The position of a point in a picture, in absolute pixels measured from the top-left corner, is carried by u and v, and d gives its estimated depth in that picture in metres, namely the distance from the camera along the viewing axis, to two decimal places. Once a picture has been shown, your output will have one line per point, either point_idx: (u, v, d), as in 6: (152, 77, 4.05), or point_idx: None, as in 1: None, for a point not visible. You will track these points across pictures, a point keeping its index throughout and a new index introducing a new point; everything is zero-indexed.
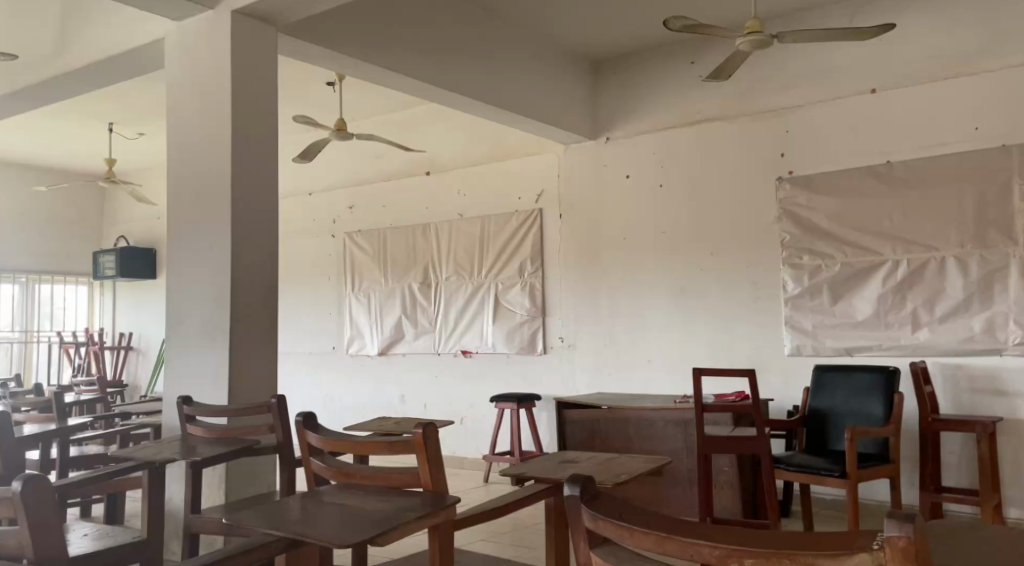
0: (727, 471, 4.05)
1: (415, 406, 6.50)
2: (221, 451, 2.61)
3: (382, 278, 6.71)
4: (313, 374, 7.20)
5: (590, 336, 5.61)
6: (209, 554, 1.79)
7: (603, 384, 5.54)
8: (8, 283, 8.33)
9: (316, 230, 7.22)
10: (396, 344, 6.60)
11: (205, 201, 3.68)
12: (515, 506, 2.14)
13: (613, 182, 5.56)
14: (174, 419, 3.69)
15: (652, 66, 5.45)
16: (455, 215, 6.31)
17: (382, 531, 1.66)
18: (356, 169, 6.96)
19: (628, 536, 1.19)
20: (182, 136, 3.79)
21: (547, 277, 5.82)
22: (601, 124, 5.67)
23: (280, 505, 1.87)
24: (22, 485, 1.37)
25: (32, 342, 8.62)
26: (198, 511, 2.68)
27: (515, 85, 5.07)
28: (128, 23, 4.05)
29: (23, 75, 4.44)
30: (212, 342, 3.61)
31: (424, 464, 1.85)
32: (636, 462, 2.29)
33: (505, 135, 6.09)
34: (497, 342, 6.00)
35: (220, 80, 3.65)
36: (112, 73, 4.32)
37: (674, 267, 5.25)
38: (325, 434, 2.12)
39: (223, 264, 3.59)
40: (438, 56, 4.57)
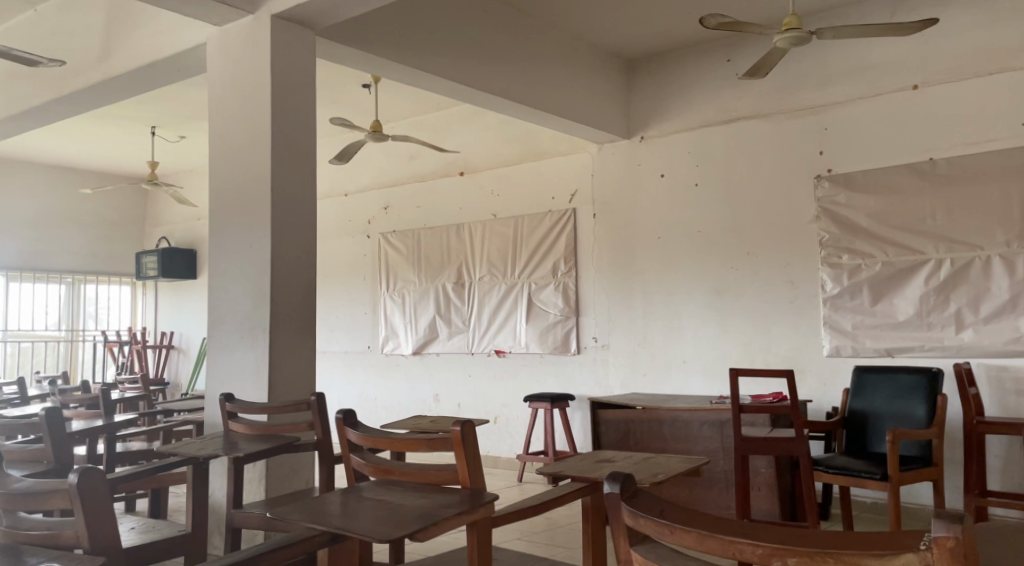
0: (764, 471, 4.01)
1: (449, 405, 6.53)
2: (262, 447, 2.65)
3: (416, 278, 6.77)
4: (349, 373, 7.27)
5: (623, 336, 5.59)
6: (252, 548, 1.82)
7: (637, 385, 5.52)
8: (55, 283, 8.55)
9: (352, 230, 7.30)
10: (430, 343, 6.64)
11: (246, 202, 3.74)
12: (551, 504, 2.14)
13: (647, 182, 5.54)
14: (215, 416, 3.76)
15: (688, 65, 5.42)
16: (488, 215, 6.33)
17: (422, 527, 1.67)
18: (391, 171, 7.02)
19: (669, 533, 1.19)
20: (222, 139, 3.86)
21: (580, 278, 5.82)
22: (635, 124, 5.65)
23: (321, 501, 1.90)
24: (77, 478, 1.36)
25: (78, 341, 8.81)
26: (240, 506, 2.73)
27: (550, 85, 5.07)
28: (170, 29, 4.14)
29: (69, 80, 4.56)
30: (253, 341, 3.67)
31: (463, 461, 1.87)
32: (674, 462, 2.27)
33: (539, 135, 6.10)
34: (530, 341, 6.01)
35: (260, 83, 3.71)
36: (155, 77, 4.41)
37: (710, 267, 5.21)
38: (365, 431, 2.15)
39: (263, 264, 3.65)
40: (473, 57, 4.59)
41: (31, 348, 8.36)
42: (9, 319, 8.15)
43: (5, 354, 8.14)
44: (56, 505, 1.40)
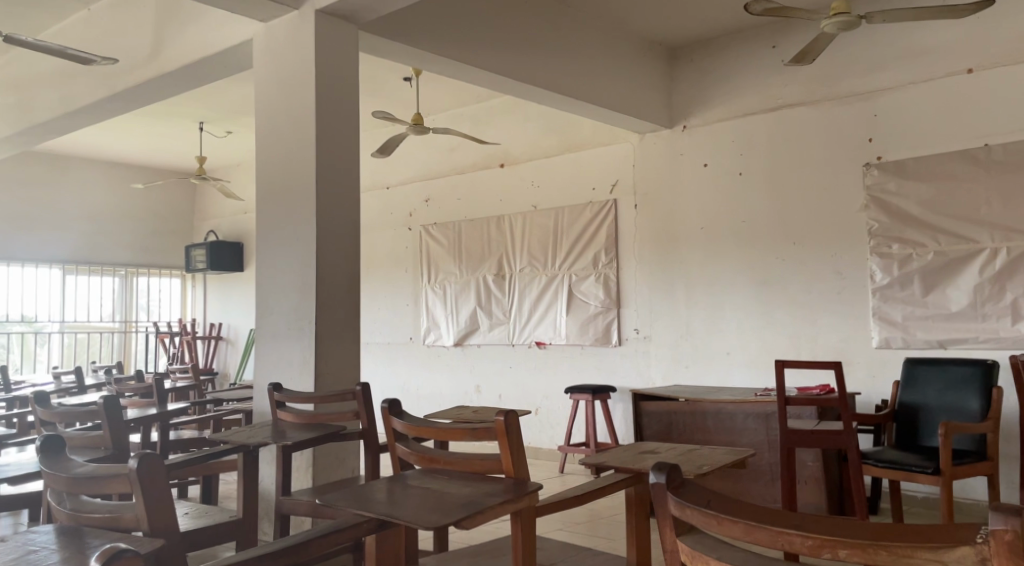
0: (810, 465, 3.96)
1: (491, 396, 6.57)
2: (310, 436, 2.70)
3: (457, 269, 6.80)
4: (391, 364, 7.35)
5: (665, 327, 5.55)
6: (301, 535, 1.86)
7: (679, 376, 5.48)
8: (109, 276, 8.81)
9: (394, 223, 7.36)
10: (472, 334, 6.68)
11: (291, 194, 3.80)
12: (596, 494, 2.14)
13: (690, 171, 5.48)
14: (263, 405, 3.84)
15: (732, 53, 5.34)
16: (529, 207, 6.33)
17: (467, 515, 1.69)
18: (433, 163, 7.06)
19: (716, 524, 1.19)
20: (268, 133, 3.92)
21: (621, 268, 5.79)
22: (678, 113, 5.59)
23: (367, 489, 1.93)
24: (137, 463, 1.38)
25: (131, 331, 9.07)
26: (289, 493, 2.78)
27: (591, 75, 5.05)
28: (218, 26, 4.21)
29: (122, 77, 4.67)
30: (299, 332, 3.73)
31: (506, 450, 1.88)
32: (720, 454, 2.25)
33: (579, 125, 6.07)
34: (571, 333, 6.01)
35: (305, 77, 3.76)
36: (204, 73, 4.50)
37: (754, 257, 5.14)
38: (410, 420, 2.17)
39: (309, 256, 3.71)
40: (513, 47, 4.59)
41: (86, 339, 8.63)
42: (67, 310, 8.43)
43: (62, 345, 8.42)
44: (117, 489, 1.43)
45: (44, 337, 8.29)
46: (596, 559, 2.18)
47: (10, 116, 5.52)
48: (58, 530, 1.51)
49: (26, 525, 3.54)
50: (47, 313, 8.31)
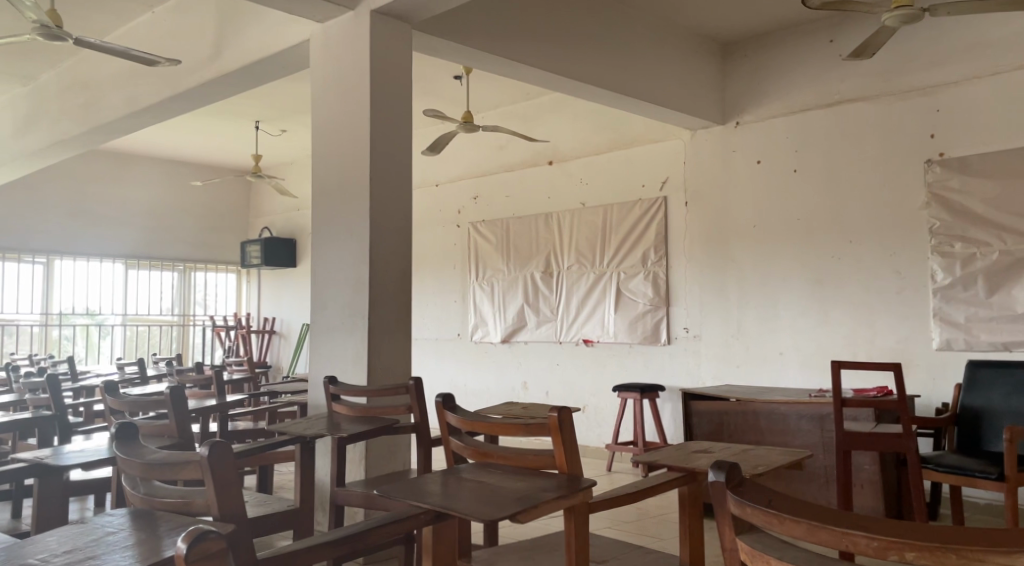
0: (867, 468, 3.87)
1: (539, 393, 6.57)
2: (364, 429, 2.74)
3: (505, 267, 6.82)
4: (440, 360, 7.41)
5: (716, 327, 5.49)
6: (357, 526, 1.89)
7: (730, 375, 5.42)
8: (168, 271, 9.08)
9: (443, 220, 7.42)
10: (519, 331, 6.70)
11: (346, 192, 3.86)
12: (649, 492, 2.14)
13: (743, 168, 5.40)
14: (318, 397, 3.91)
15: (788, 47, 5.25)
16: (577, 204, 6.31)
17: (522, 509, 1.70)
18: (482, 161, 7.09)
19: (777, 524, 1.17)
20: (324, 131, 3.99)
21: (671, 267, 5.74)
22: (731, 109, 5.51)
23: (422, 481, 1.95)
24: (208, 450, 1.42)
25: (189, 325, 9.35)
26: (344, 485, 2.83)
27: (642, 72, 5.01)
28: (276, 26, 4.30)
29: (184, 77, 4.80)
30: (352, 327, 3.79)
31: (560, 446, 1.88)
32: (776, 454, 2.23)
33: (630, 122, 6.03)
34: (619, 331, 5.99)
35: (360, 76, 3.82)
36: (262, 74, 4.60)
37: (809, 256, 5.05)
38: (463, 414, 2.20)
39: (362, 252, 3.77)
40: (565, 44, 4.58)
41: (147, 332, 8.93)
42: (128, 303, 8.75)
43: (124, 337, 8.73)
44: (187, 475, 1.47)
45: (106, 330, 8.63)
46: (649, 557, 2.17)
47: (77, 116, 5.74)
48: (132, 513, 1.56)
49: (93, 510, 3.68)
50: (109, 307, 8.63)
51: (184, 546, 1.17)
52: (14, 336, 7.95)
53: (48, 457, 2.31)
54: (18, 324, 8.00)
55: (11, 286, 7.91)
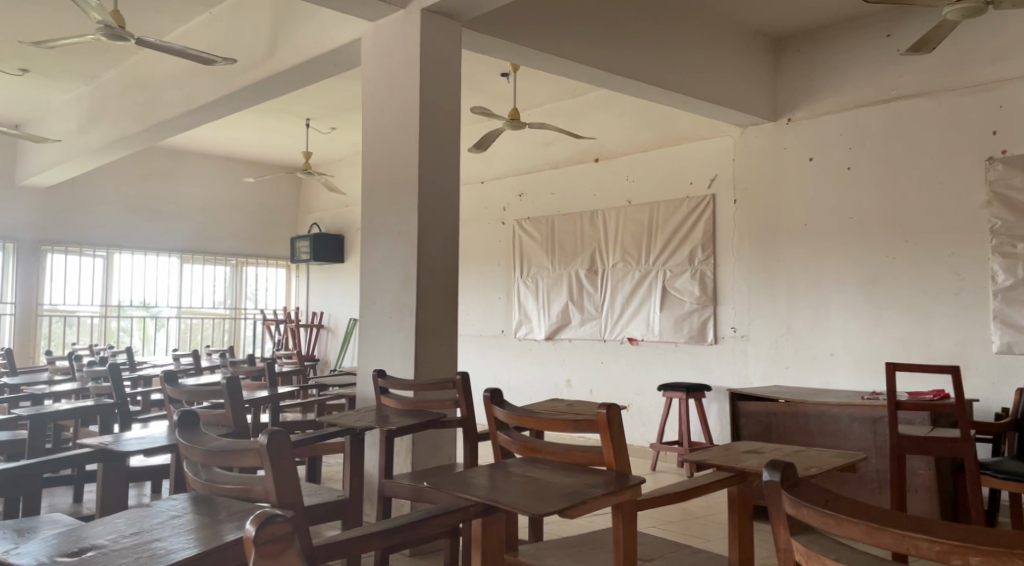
0: (922, 473, 3.78)
1: (582, 391, 6.56)
2: (411, 422, 2.77)
3: (550, 264, 6.82)
4: (484, 356, 7.44)
5: (765, 326, 5.40)
6: (407, 518, 1.92)
7: (779, 376, 5.33)
8: (221, 265, 9.29)
9: (489, 217, 7.44)
10: (563, 328, 6.69)
11: (395, 189, 3.91)
12: (698, 491, 2.12)
13: (794, 166, 5.30)
14: (366, 391, 3.97)
15: (843, 42, 5.14)
16: (623, 201, 6.27)
17: (571, 504, 1.70)
18: (528, 158, 7.09)
19: (835, 525, 1.16)
20: (374, 128, 4.04)
21: (719, 265, 5.68)
22: (782, 106, 5.42)
23: (470, 475, 1.97)
24: (267, 438, 1.44)
25: (241, 318, 9.55)
26: (391, 477, 2.87)
27: (692, 69, 4.96)
28: (327, 26, 4.36)
29: (238, 76, 4.91)
30: (400, 322, 3.83)
31: (609, 443, 1.88)
32: (828, 455, 2.19)
33: (678, 119, 5.98)
34: (664, 330, 5.95)
35: (410, 74, 3.85)
36: (314, 72, 4.68)
37: (863, 256, 4.94)
38: (511, 409, 2.21)
39: (410, 248, 3.81)
40: (614, 41, 4.56)
41: (200, 324, 9.15)
42: (183, 296, 8.97)
43: (179, 329, 8.96)
44: (247, 462, 1.50)
45: (162, 322, 8.85)
46: (697, 556, 2.15)
47: (137, 114, 5.91)
48: (194, 499, 1.60)
49: (150, 496, 3.79)
50: (165, 300, 8.85)
51: (251, 529, 1.12)
52: (76, 327, 8.23)
53: (110, 442, 2.38)
54: (79, 314, 8.27)
55: (73, 278, 8.18)
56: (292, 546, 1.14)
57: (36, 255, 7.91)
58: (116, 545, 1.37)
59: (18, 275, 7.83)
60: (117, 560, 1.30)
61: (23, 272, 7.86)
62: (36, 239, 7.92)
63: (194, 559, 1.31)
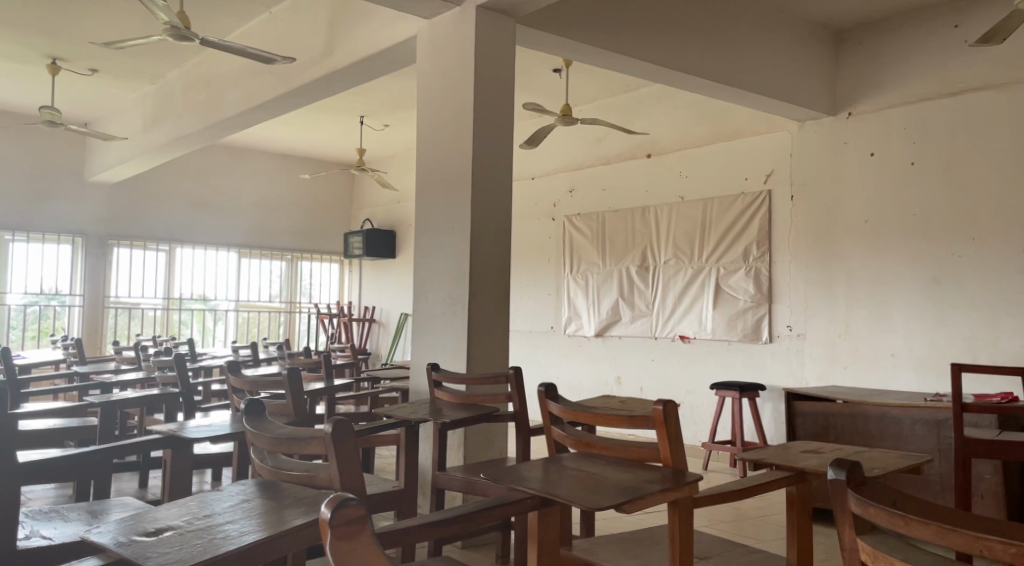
0: (988, 478, 3.67)
1: (632, 388, 6.52)
2: (464, 415, 2.80)
3: (600, 260, 6.79)
4: (534, 352, 7.45)
5: (821, 325, 5.30)
6: (460, 510, 1.94)
7: (837, 376, 5.22)
8: (277, 260, 9.48)
9: (540, 213, 7.43)
10: (613, 325, 6.66)
11: (449, 185, 3.94)
12: (755, 491, 2.08)
13: (854, 160, 5.17)
14: (419, 384, 4.01)
15: (907, 34, 5.00)
16: (675, 198, 6.20)
17: (628, 499, 1.70)
18: (579, 154, 7.07)
19: (904, 525, 1.13)
20: (428, 125, 4.08)
21: (774, 262, 5.58)
22: (843, 100, 5.30)
23: (525, 468, 1.97)
24: (331, 428, 1.48)
25: (296, 312, 9.71)
26: (444, 469, 2.90)
27: (749, 63, 4.88)
28: (383, 24, 4.41)
29: (296, 74, 5.00)
30: (453, 318, 3.86)
31: (665, 438, 1.87)
32: (892, 457, 2.13)
33: (733, 113, 5.89)
34: (717, 328, 5.87)
35: (465, 71, 3.87)
36: (369, 71, 4.74)
37: (925, 253, 4.81)
38: (566, 404, 2.21)
39: (463, 244, 3.83)
40: (670, 35, 4.51)
41: (257, 317, 9.36)
42: (241, 289, 9.17)
43: (237, 322, 9.18)
44: (312, 450, 1.53)
45: (220, 315, 9.07)
46: (754, 556, 2.12)
47: (199, 113, 6.06)
48: (260, 485, 1.64)
49: (211, 483, 3.90)
50: (223, 293, 9.07)
51: (326, 511, 1.10)
52: (139, 319, 8.50)
53: (178, 429, 2.42)
54: (142, 306, 8.53)
55: (137, 272, 8.45)
56: (365, 529, 1.12)
57: (103, 249, 8.18)
58: (191, 527, 1.41)
59: (86, 269, 8.11)
60: (191, 541, 1.35)
61: (91, 265, 8.15)
62: (103, 234, 8.19)
63: (263, 543, 1.35)
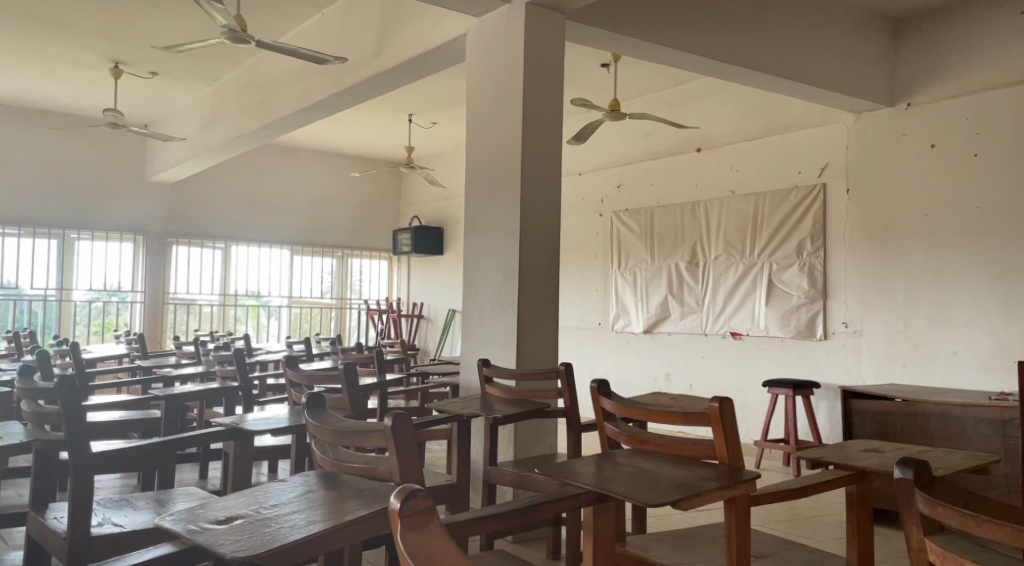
0: None
1: (682, 385, 6.46)
2: (515, 411, 2.80)
3: (649, 256, 6.73)
4: (583, 349, 7.42)
5: (879, 322, 5.17)
6: (512, 504, 1.94)
7: (895, 375, 5.09)
8: (328, 257, 9.63)
9: (587, 209, 7.40)
10: (662, 322, 6.61)
11: (498, 182, 3.94)
12: (812, 489, 2.04)
13: (914, 153, 5.03)
14: (469, 379, 4.03)
15: (969, 22, 4.84)
16: (726, 192, 6.11)
17: (685, 496, 1.68)
18: (628, 149, 7.01)
19: (975, 525, 1.10)
20: (478, 122, 4.09)
21: (829, 257, 5.47)
22: (901, 91, 5.16)
23: (577, 464, 1.96)
24: (392, 421, 1.50)
25: (346, 308, 9.85)
26: (495, 464, 2.90)
27: (804, 54, 4.79)
28: (433, 22, 4.44)
29: (348, 74, 5.07)
30: (502, 313, 3.87)
31: (721, 436, 1.85)
32: (956, 456, 2.07)
33: (786, 106, 5.78)
34: (770, 324, 5.78)
35: (514, 68, 3.87)
36: (419, 69, 4.78)
37: (989, 248, 4.66)
38: (619, 400, 2.20)
39: (513, 240, 3.84)
40: (723, 28, 4.45)
41: (308, 312, 9.52)
42: (293, 286, 9.34)
43: (290, 317, 9.35)
44: (372, 443, 1.56)
45: (273, 310, 9.25)
46: (812, 556, 2.08)
47: (254, 113, 6.19)
48: (322, 476, 1.67)
49: (267, 475, 3.98)
50: (276, 290, 9.25)
51: (396, 502, 1.11)
52: (197, 314, 8.71)
53: (240, 422, 2.45)
54: (199, 302, 8.74)
55: (195, 269, 8.67)
56: (435, 520, 1.12)
57: (163, 247, 8.42)
58: (259, 515, 1.45)
59: (147, 266, 8.35)
60: (260, 530, 1.38)
61: (151, 262, 8.39)
62: (163, 232, 8.43)
63: (326, 533, 1.38)
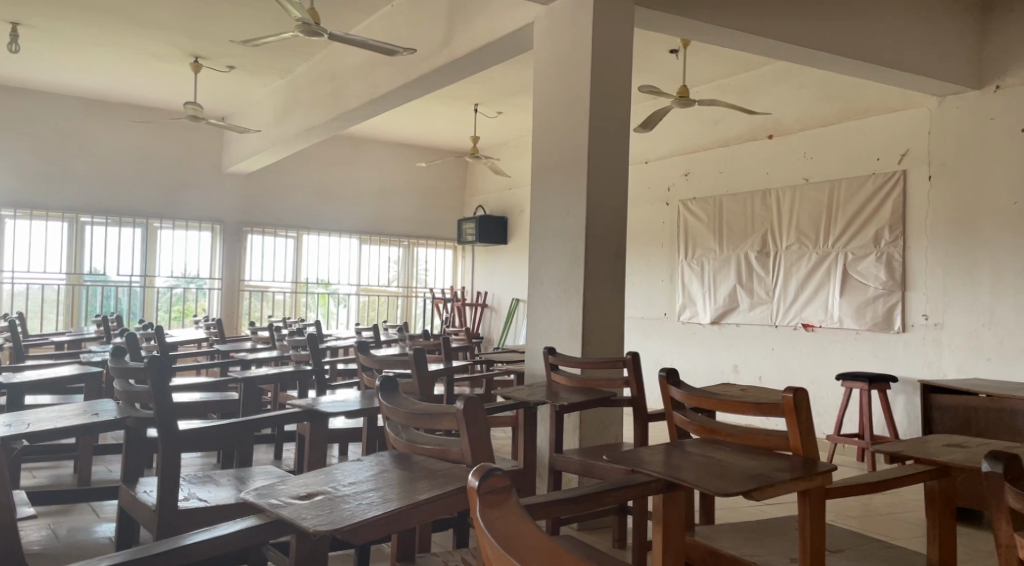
0: None
1: (751, 377, 6.35)
2: (581, 399, 2.80)
3: (717, 246, 6.61)
4: (648, 339, 7.35)
5: (963, 315, 4.96)
6: (580, 489, 1.94)
7: (978, 369, 4.89)
8: (395, 246, 9.77)
9: (654, 198, 7.31)
10: (730, 313, 6.50)
11: (566, 171, 3.93)
12: (892, 484, 1.99)
13: (1002, 137, 4.80)
14: (535, 367, 4.05)
15: None
16: (799, 179, 5.95)
17: (758, 486, 1.66)
18: (696, 136, 6.90)
19: None
20: (546, 111, 4.08)
21: (909, 247, 5.28)
22: (989, 73, 4.94)
23: (645, 451, 1.95)
24: (463, 404, 1.52)
25: (413, 296, 9.98)
26: (561, 451, 2.90)
27: (884, 36, 4.62)
28: (501, 11, 4.43)
29: (417, 64, 5.12)
30: (568, 302, 3.87)
31: (795, 427, 1.81)
32: None
33: (864, 90, 5.59)
34: (844, 316, 5.61)
35: (583, 56, 3.85)
36: (487, 59, 4.79)
37: None
38: (688, 389, 2.17)
39: (579, 228, 3.82)
40: (798, 10, 4.33)
41: (376, 300, 9.69)
42: (361, 274, 9.52)
43: (358, 305, 9.54)
44: (445, 425, 1.58)
45: (342, 298, 9.44)
46: (889, 552, 2.02)
47: (326, 105, 6.31)
48: (396, 457, 1.71)
49: (339, 457, 4.09)
50: (345, 279, 9.43)
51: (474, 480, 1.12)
52: (270, 301, 8.96)
53: (315, 404, 2.51)
54: (272, 289, 9.00)
55: (268, 257, 8.92)
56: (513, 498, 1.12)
57: (238, 235, 8.69)
58: (339, 492, 1.49)
59: (223, 253, 8.63)
60: (339, 506, 1.42)
61: (227, 250, 8.67)
62: (238, 222, 8.70)
63: (401, 511, 1.41)
